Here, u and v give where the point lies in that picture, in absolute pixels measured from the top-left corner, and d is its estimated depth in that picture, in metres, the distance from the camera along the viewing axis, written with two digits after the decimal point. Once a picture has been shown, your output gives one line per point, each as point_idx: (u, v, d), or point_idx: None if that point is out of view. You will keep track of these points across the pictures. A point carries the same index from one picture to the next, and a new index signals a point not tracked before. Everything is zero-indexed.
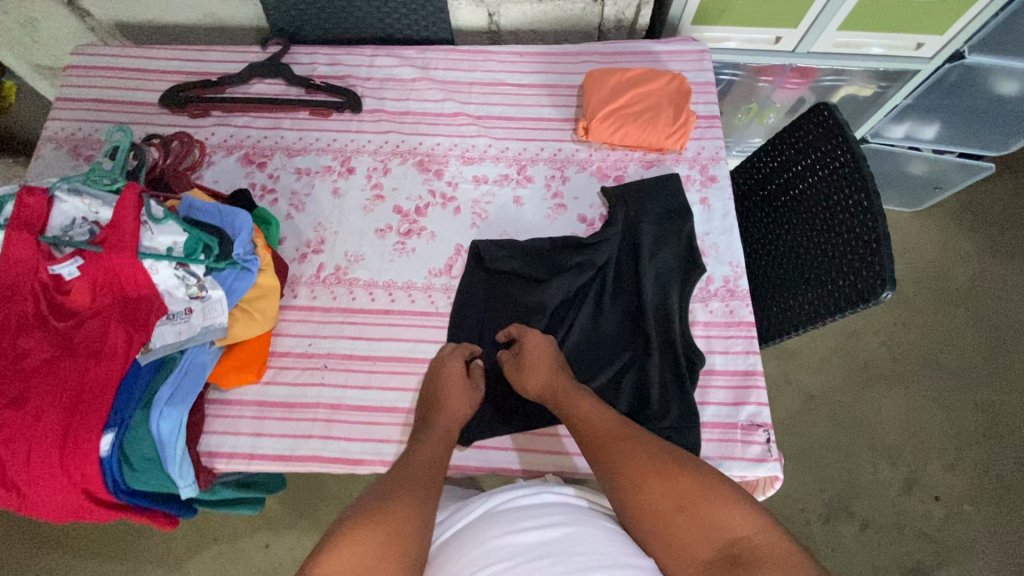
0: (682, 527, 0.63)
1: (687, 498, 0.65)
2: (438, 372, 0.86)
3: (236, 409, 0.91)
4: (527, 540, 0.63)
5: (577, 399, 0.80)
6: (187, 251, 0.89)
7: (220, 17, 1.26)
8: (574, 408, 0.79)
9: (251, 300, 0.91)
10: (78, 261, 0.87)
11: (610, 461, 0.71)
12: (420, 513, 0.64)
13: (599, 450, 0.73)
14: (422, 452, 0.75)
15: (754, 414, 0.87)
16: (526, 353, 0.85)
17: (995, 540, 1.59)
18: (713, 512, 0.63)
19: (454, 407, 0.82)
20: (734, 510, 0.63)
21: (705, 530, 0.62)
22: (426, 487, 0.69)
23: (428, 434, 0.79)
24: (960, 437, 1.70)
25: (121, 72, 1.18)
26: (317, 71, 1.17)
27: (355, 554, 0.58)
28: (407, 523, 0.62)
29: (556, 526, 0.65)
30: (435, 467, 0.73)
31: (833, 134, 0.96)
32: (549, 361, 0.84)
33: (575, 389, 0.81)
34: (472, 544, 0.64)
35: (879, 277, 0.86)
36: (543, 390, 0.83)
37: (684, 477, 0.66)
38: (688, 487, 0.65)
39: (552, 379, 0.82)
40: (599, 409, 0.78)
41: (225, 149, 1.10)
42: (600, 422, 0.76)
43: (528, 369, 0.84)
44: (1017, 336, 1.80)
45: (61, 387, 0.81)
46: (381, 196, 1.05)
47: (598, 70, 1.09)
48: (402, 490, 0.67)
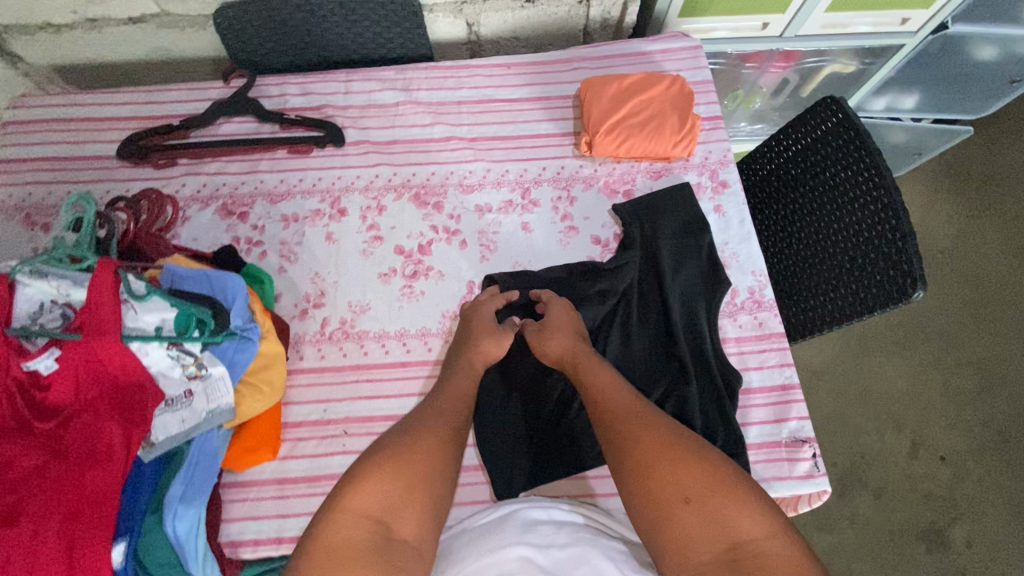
0: (687, 522, 0.58)
1: (697, 489, 0.59)
2: (472, 312, 0.86)
3: (256, 490, 0.84)
4: (529, 557, 0.60)
5: (596, 367, 0.76)
6: (180, 329, 0.81)
7: (173, 50, 1.14)
8: (589, 380, 0.75)
9: (256, 372, 0.84)
10: (55, 351, 0.77)
11: (620, 439, 0.66)
12: (446, 456, 0.67)
13: (610, 424, 0.68)
14: (453, 389, 0.77)
15: (796, 430, 0.85)
16: (550, 319, 0.84)
17: (1000, 492, 1.63)
18: (722, 509, 0.57)
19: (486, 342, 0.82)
20: (748, 510, 0.57)
21: (711, 527, 0.57)
22: (455, 428, 0.71)
23: (454, 372, 0.81)
24: (959, 396, 1.74)
25: (69, 124, 1.06)
26: (289, 104, 1.07)
27: (381, 488, 0.60)
28: (432, 460, 0.65)
29: (561, 548, 0.61)
30: (463, 407, 0.75)
31: (844, 127, 0.94)
32: (570, 330, 0.82)
33: (596, 361, 0.78)
34: (476, 552, 0.62)
35: (909, 276, 0.83)
36: (561, 356, 0.80)
37: (698, 468, 0.61)
38: (700, 477, 0.60)
39: (574, 349, 0.80)
40: (616, 384, 0.73)
41: (200, 201, 1.00)
42: (615, 397, 0.71)
43: (549, 335, 0.82)
44: (1003, 291, 1.84)
45: (56, 499, 0.72)
46: (379, 237, 0.98)
47: (595, 78, 1.03)
48: (430, 430, 0.69)
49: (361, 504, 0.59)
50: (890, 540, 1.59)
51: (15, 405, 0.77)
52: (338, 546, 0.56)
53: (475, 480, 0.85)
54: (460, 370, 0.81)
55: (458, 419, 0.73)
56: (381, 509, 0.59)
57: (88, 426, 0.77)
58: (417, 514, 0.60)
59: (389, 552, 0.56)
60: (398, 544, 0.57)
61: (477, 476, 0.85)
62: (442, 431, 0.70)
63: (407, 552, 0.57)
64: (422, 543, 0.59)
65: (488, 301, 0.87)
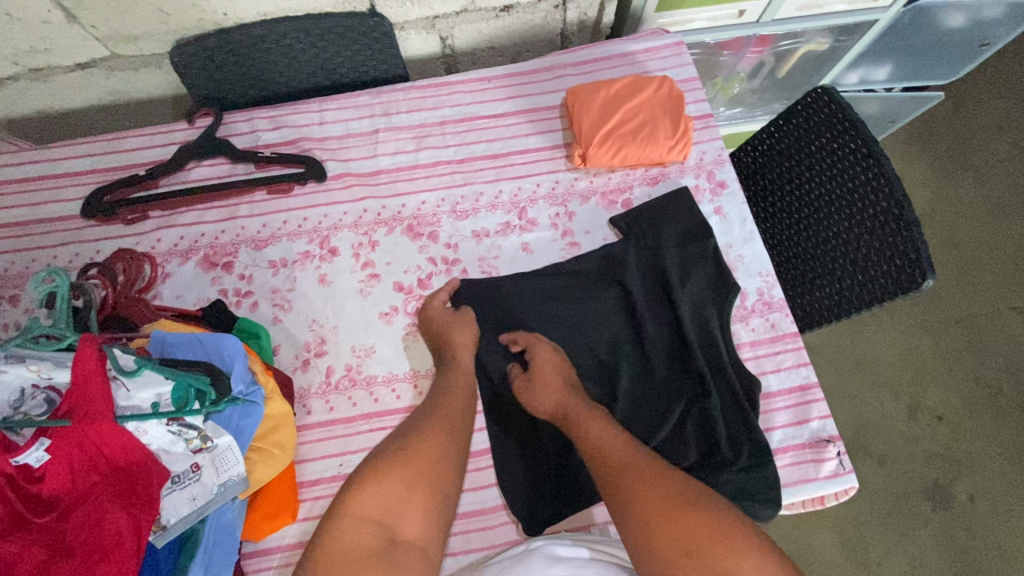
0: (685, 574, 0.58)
1: (695, 536, 0.59)
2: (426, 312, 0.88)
3: (279, 556, 0.81)
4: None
5: (588, 419, 0.75)
6: (177, 403, 0.76)
7: (129, 92, 1.07)
8: (585, 431, 0.74)
9: (265, 435, 0.80)
10: (45, 441, 0.71)
11: (618, 487, 0.66)
12: (446, 454, 0.69)
13: (608, 471, 0.68)
14: (448, 389, 0.78)
15: (819, 430, 0.85)
16: (535, 368, 0.82)
17: (996, 445, 1.68)
18: (722, 560, 0.57)
19: (462, 333, 0.84)
20: (747, 560, 0.57)
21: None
22: (456, 426, 0.73)
23: (448, 375, 0.81)
24: (950, 355, 1.77)
25: (24, 183, 0.99)
26: (262, 140, 1.01)
27: (382, 495, 0.64)
28: (431, 461, 0.68)
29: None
30: (462, 404, 0.77)
31: (837, 118, 0.93)
32: (560, 380, 0.81)
33: (590, 412, 0.77)
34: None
35: (917, 265, 0.83)
36: (555, 408, 0.79)
37: (698, 520, 0.60)
38: (698, 522, 0.60)
39: (567, 400, 0.78)
40: (611, 433, 0.72)
41: (179, 255, 0.94)
42: (612, 446, 0.70)
43: (540, 387, 0.80)
44: (982, 248, 1.87)
45: None
46: (376, 274, 0.94)
47: (581, 86, 0.99)
48: (428, 431, 0.71)
49: (363, 511, 0.62)
50: (896, 504, 1.63)
51: (7, 501, 0.71)
52: (343, 552, 0.59)
53: (503, 521, 0.83)
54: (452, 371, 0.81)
55: (457, 415, 0.75)
56: (383, 512, 0.63)
57: (91, 517, 0.71)
58: (419, 513, 0.64)
59: (394, 550, 0.61)
60: (401, 544, 0.62)
61: (505, 515, 0.83)
62: (440, 431, 0.71)
63: (409, 549, 0.62)
64: (426, 541, 0.64)
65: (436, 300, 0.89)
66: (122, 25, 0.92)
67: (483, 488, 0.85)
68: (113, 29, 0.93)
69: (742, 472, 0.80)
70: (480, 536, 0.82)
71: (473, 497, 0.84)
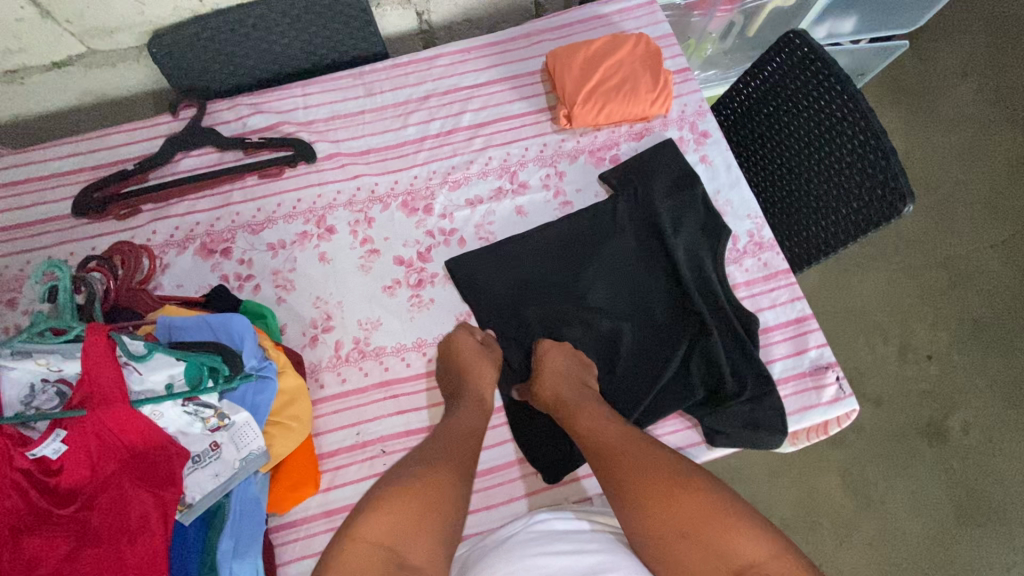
0: (686, 554, 0.60)
1: (702, 522, 0.61)
2: (450, 343, 0.85)
3: (306, 527, 0.82)
4: (563, 564, 0.62)
5: (581, 408, 0.77)
6: (191, 382, 0.77)
7: (109, 89, 1.06)
8: (575, 421, 0.76)
9: (281, 409, 0.81)
10: (61, 432, 0.72)
11: (613, 473, 0.68)
12: (453, 488, 0.68)
13: (606, 465, 0.70)
14: (457, 422, 0.78)
15: (818, 358, 0.88)
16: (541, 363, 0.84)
17: (983, 377, 1.74)
18: (721, 540, 0.60)
19: (483, 372, 0.83)
20: (747, 537, 0.59)
21: (711, 556, 0.59)
22: (463, 458, 0.72)
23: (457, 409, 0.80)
24: (934, 295, 1.82)
25: (11, 187, 0.98)
26: (249, 126, 1.02)
27: (389, 516, 0.62)
28: (439, 492, 0.66)
29: (593, 553, 0.64)
30: (465, 440, 0.75)
31: (811, 59, 0.96)
32: (557, 367, 0.82)
33: (583, 403, 0.78)
34: (506, 558, 0.64)
35: (897, 192, 0.87)
36: (551, 399, 0.80)
37: (693, 500, 0.63)
38: (703, 508, 0.62)
39: (561, 391, 0.80)
40: (604, 422, 0.75)
41: (176, 245, 0.94)
42: (604, 433, 0.73)
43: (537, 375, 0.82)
44: (956, 189, 1.92)
45: None
46: (375, 249, 0.95)
47: (561, 49, 1.01)
48: (434, 465, 0.69)
49: (372, 533, 0.61)
50: (895, 442, 1.68)
51: (27, 496, 0.71)
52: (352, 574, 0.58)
53: (521, 475, 0.85)
54: (466, 401, 0.81)
55: (458, 444, 0.74)
56: (392, 536, 0.61)
57: (116, 502, 0.73)
58: (428, 542, 0.62)
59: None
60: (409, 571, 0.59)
61: (523, 470, 0.85)
62: (447, 465, 0.70)
63: None
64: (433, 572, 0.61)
65: (467, 333, 0.87)
66: (98, 18, 0.92)
67: (498, 446, 0.87)
68: (88, 23, 0.92)
69: (749, 402, 0.83)
70: (499, 491, 0.84)
71: (490, 455, 0.86)
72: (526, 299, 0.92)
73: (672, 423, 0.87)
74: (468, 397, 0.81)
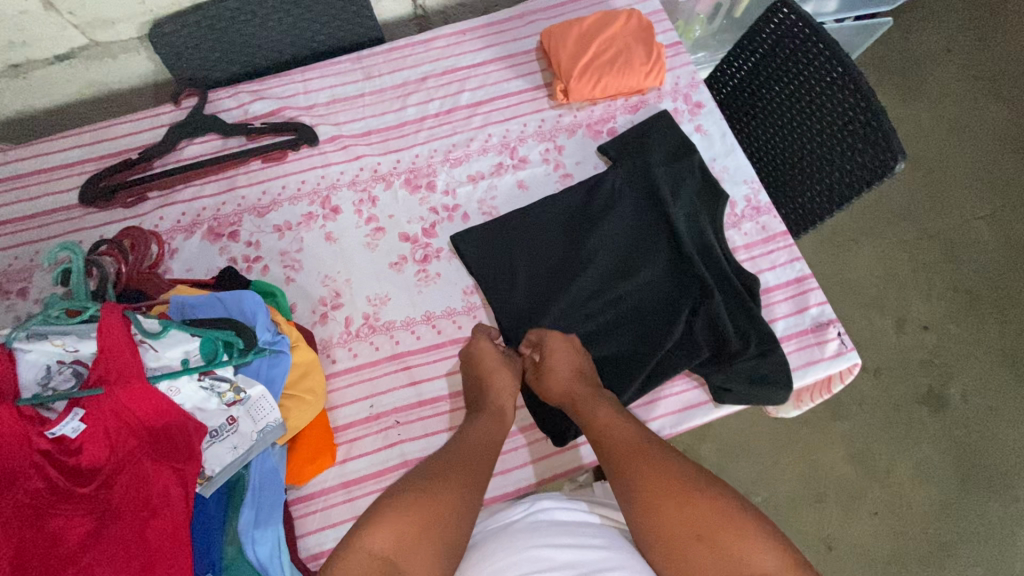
0: (697, 558, 0.61)
1: (708, 530, 0.62)
2: (472, 354, 0.85)
3: (324, 499, 0.83)
4: (567, 558, 0.62)
5: (597, 404, 0.78)
6: (207, 357, 0.78)
7: (110, 81, 1.08)
8: (591, 420, 0.77)
9: (296, 383, 0.82)
10: (80, 410, 0.73)
11: (626, 475, 0.69)
12: (467, 499, 0.67)
13: (618, 463, 0.71)
14: (475, 433, 0.77)
15: (818, 315, 0.90)
16: (545, 361, 0.83)
17: (979, 345, 1.77)
18: (733, 547, 0.61)
19: (504, 381, 0.83)
20: (757, 547, 0.61)
21: (721, 562, 0.61)
22: (476, 470, 0.71)
23: (477, 420, 0.79)
24: (928, 267, 1.85)
25: (17, 180, 0.98)
26: (250, 113, 1.03)
27: (397, 528, 0.61)
28: (446, 503, 0.65)
29: (597, 547, 0.65)
30: (482, 453, 0.75)
31: (800, 28, 0.99)
32: (567, 371, 0.82)
33: (595, 401, 0.79)
34: (509, 548, 0.64)
35: (889, 151, 0.89)
36: (563, 397, 0.82)
37: (706, 507, 0.63)
38: (714, 518, 0.63)
39: (574, 389, 0.81)
40: (618, 420, 0.76)
41: (184, 230, 0.95)
42: (620, 434, 0.74)
43: (547, 376, 0.82)
44: (945, 163, 1.96)
45: (120, 556, 0.68)
46: (380, 227, 0.96)
47: (555, 26, 1.04)
48: (450, 475, 0.69)
49: (377, 545, 0.60)
50: (896, 412, 1.70)
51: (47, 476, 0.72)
52: None
53: (529, 440, 0.88)
54: (488, 413, 0.80)
55: (471, 454, 0.73)
56: (396, 548, 0.60)
57: (137, 477, 0.74)
58: (429, 555, 0.60)
59: None
60: None
61: (533, 434, 0.88)
62: (459, 477, 0.69)
63: None
64: None
65: (488, 338, 0.86)
66: (98, 9, 0.93)
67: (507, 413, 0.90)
68: (90, 14, 0.94)
69: (755, 358, 0.85)
70: (513, 456, 0.87)
71: None
72: (532, 272, 0.93)
73: (679, 384, 0.89)
74: (488, 410, 0.80)
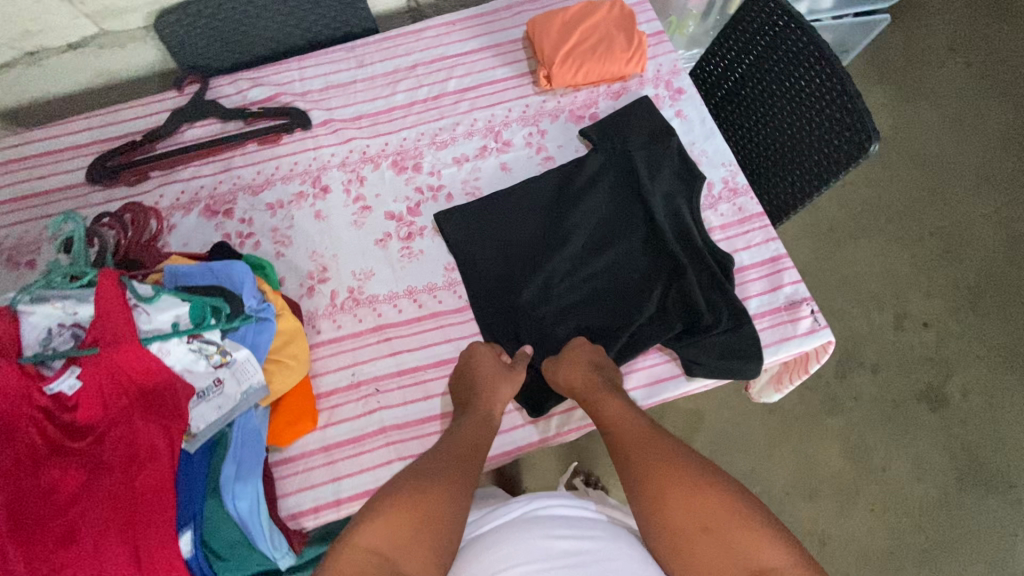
0: (701, 546, 0.64)
1: (718, 520, 0.64)
2: (472, 360, 0.85)
3: (304, 462, 0.86)
4: (562, 549, 0.66)
5: (607, 397, 0.79)
6: (195, 321, 0.82)
7: (118, 70, 1.14)
8: (601, 411, 0.79)
9: (280, 349, 0.86)
10: (76, 369, 0.77)
11: (635, 464, 0.72)
12: (453, 511, 0.67)
13: (626, 457, 0.74)
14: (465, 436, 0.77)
15: (793, 293, 0.92)
16: (565, 352, 0.85)
17: (981, 343, 1.75)
18: (735, 536, 0.63)
19: (500, 393, 0.82)
20: (761, 539, 0.62)
21: (724, 551, 0.63)
22: (463, 478, 0.72)
23: (473, 417, 0.80)
24: (928, 265, 1.83)
25: (28, 161, 1.04)
26: (249, 99, 1.08)
27: (391, 529, 0.63)
28: (439, 508, 0.66)
29: (593, 538, 0.68)
30: (468, 460, 0.74)
31: (779, 16, 1.01)
32: (585, 359, 0.83)
33: (610, 391, 0.80)
34: (507, 540, 0.67)
35: (864, 133, 0.91)
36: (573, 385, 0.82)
37: (710, 497, 0.66)
38: (720, 510, 0.65)
39: (587, 378, 0.81)
40: (629, 411, 0.78)
41: (182, 208, 1.00)
42: (629, 425, 0.77)
43: (562, 364, 0.83)
44: (946, 161, 1.95)
45: (110, 506, 0.73)
46: (367, 206, 1.00)
47: (540, 16, 1.07)
48: (442, 483, 0.69)
49: (370, 543, 0.62)
50: (895, 409, 1.68)
51: (45, 430, 0.76)
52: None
53: (507, 410, 0.90)
54: (477, 416, 0.80)
55: (462, 459, 0.74)
56: (390, 547, 0.62)
57: (127, 433, 0.77)
58: (420, 558, 0.62)
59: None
60: None
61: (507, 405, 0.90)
62: (448, 483, 0.70)
63: None
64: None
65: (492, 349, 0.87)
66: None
67: None
68: (100, 4, 1.00)
69: (724, 333, 0.86)
70: (506, 418, 0.89)
71: None
72: (512, 250, 0.96)
73: (651, 357, 0.91)
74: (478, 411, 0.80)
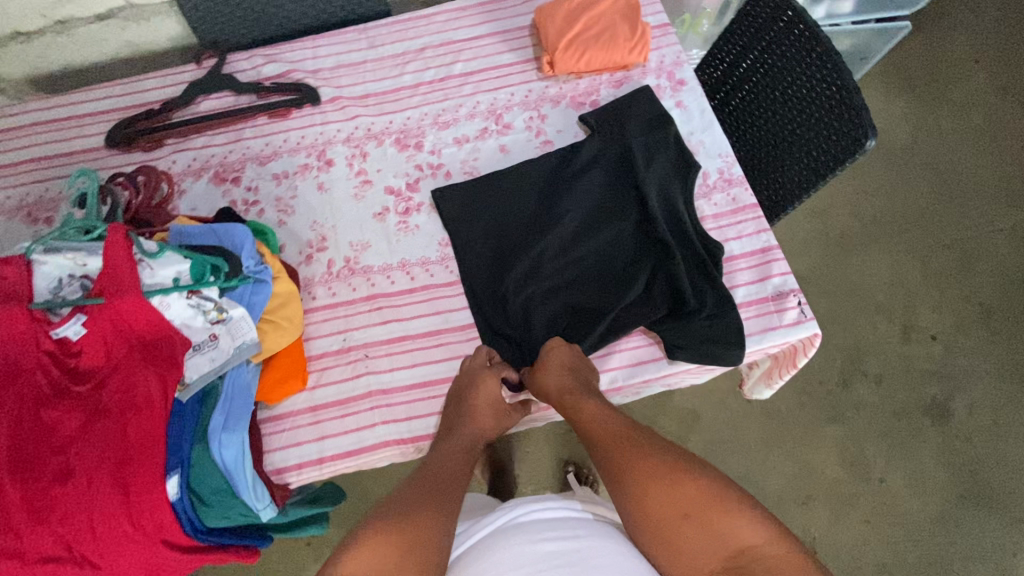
0: (687, 536, 0.64)
1: (696, 505, 0.65)
2: (475, 376, 0.85)
3: (291, 420, 0.89)
4: (550, 552, 0.66)
5: (583, 401, 0.80)
6: (195, 278, 0.86)
7: (141, 42, 1.20)
8: (577, 412, 0.80)
9: (274, 310, 0.90)
10: (81, 316, 0.80)
11: (616, 464, 0.72)
12: (440, 530, 0.66)
13: (606, 455, 0.74)
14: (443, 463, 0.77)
15: (781, 284, 0.92)
16: (545, 356, 0.85)
17: (990, 359, 1.71)
18: (719, 522, 0.63)
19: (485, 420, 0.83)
20: (741, 518, 0.63)
21: (709, 538, 0.63)
22: (443, 501, 0.70)
23: (456, 443, 0.80)
24: (939, 277, 1.80)
25: (51, 124, 1.10)
26: (263, 74, 1.13)
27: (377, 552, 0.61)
28: (429, 531, 0.65)
29: (581, 538, 0.68)
30: (449, 481, 0.74)
31: (782, 11, 1.02)
32: (562, 361, 0.84)
33: (586, 395, 0.81)
34: (496, 547, 0.68)
35: (861, 128, 0.91)
36: (553, 389, 0.82)
37: (689, 485, 0.66)
38: (699, 498, 0.65)
39: (565, 381, 0.82)
40: (604, 414, 0.78)
41: (193, 173, 1.05)
42: (602, 425, 0.77)
43: (542, 368, 0.84)
44: (964, 173, 1.91)
45: (104, 449, 0.76)
46: (368, 180, 1.03)
47: (547, 4, 1.10)
48: (428, 503, 0.69)
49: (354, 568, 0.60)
50: (896, 420, 1.66)
51: (48, 372, 0.80)
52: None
53: None
54: (460, 441, 0.81)
55: (443, 483, 0.73)
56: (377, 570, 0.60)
57: (123, 381, 0.80)
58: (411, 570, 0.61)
59: None
60: None
61: None
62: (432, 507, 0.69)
63: None
64: None
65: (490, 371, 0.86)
66: None
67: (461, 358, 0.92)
68: None
69: (707, 318, 0.87)
70: None
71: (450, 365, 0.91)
72: (505, 229, 0.98)
73: (633, 339, 0.92)
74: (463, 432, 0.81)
